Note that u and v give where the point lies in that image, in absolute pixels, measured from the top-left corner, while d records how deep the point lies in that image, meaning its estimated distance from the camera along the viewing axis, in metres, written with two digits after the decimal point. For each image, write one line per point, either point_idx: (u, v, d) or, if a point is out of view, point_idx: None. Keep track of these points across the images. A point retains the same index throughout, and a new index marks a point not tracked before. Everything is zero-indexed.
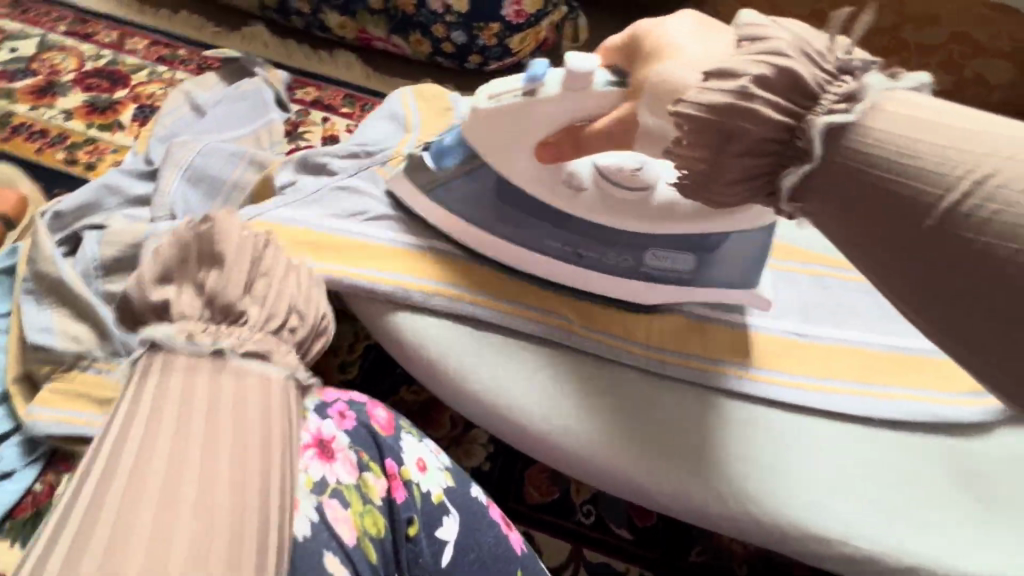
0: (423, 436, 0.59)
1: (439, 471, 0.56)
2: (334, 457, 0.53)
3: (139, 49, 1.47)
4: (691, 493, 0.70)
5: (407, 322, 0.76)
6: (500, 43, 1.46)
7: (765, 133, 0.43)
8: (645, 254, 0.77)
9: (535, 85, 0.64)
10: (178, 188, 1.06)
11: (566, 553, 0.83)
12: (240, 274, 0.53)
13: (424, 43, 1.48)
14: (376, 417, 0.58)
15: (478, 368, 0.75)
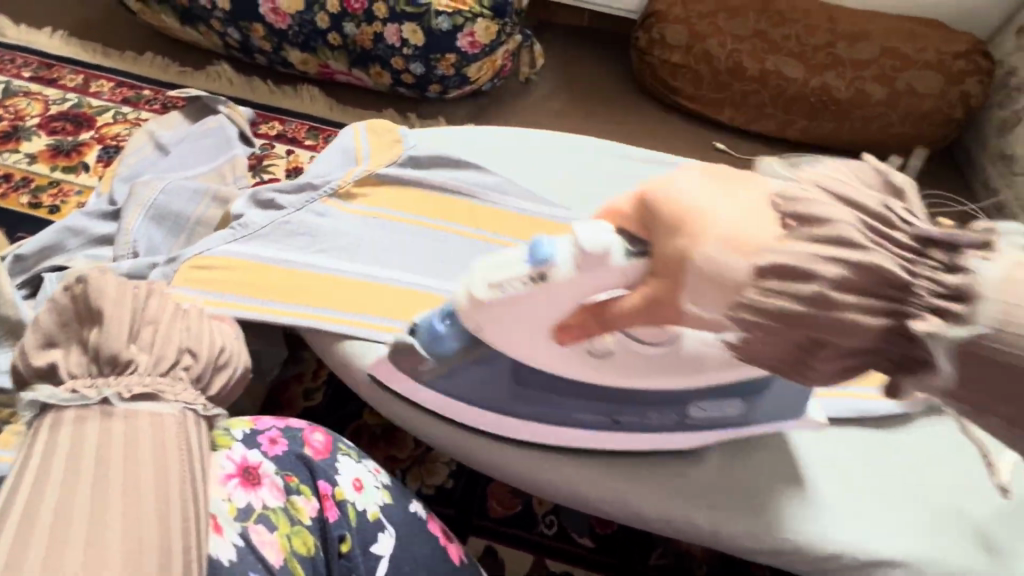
0: (362, 458, 0.61)
1: (376, 490, 0.59)
2: (261, 483, 0.55)
3: (104, 92, 1.50)
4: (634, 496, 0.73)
5: (353, 349, 0.79)
6: (458, 72, 1.52)
7: (857, 344, 0.48)
8: (688, 409, 0.73)
9: (544, 268, 0.59)
10: (141, 227, 1.09)
11: (528, 565, 0.85)
12: (123, 325, 0.56)
13: (384, 75, 1.53)
14: (313, 441, 0.60)
15: (428, 395, 0.76)
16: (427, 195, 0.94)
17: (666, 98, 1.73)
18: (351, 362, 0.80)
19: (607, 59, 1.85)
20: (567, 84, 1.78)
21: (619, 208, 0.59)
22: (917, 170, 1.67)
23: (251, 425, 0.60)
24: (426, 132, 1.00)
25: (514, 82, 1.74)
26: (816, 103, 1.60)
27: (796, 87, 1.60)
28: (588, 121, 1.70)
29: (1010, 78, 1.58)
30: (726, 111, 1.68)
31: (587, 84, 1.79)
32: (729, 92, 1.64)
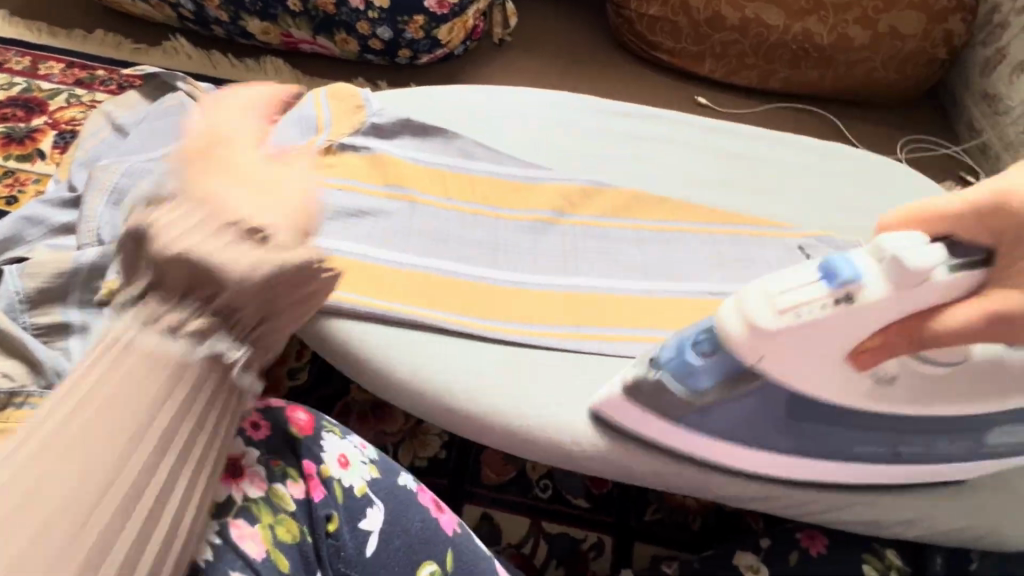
0: (347, 434, 0.60)
1: (363, 466, 0.58)
2: (243, 477, 0.54)
3: (54, 74, 1.42)
4: (615, 454, 0.71)
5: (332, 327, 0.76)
6: (427, 35, 1.45)
7: None
8: (988, 435, 0.71)
9: None
10: (105, 212, 1.04)
11: (525, 529, 0.85)
12: (257, 281, 0.52)
13: (350, 42, 1.46)
14: (296, 419, 0.59)
15: (414, 364, 0.73)
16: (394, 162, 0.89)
17: (646, 54, 1.68)
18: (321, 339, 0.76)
19: (582, 16, 1.78)
20: (543, 44, 1.72)
21: (954, 204, 0.57)
22: (900, 116, 1.65)
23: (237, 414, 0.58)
24: (388, 98, 0.98)
25: (488, 44, 1.69)
26: (797, 51, 1.56)
27: (777, 34, 1.55)
28: (565, 81, 1.65)
29: (993, 15, 1.55)
30: (707, 64, 1.63)
31: (564, 43, 1.73)
32: (710, 44, 1.59)
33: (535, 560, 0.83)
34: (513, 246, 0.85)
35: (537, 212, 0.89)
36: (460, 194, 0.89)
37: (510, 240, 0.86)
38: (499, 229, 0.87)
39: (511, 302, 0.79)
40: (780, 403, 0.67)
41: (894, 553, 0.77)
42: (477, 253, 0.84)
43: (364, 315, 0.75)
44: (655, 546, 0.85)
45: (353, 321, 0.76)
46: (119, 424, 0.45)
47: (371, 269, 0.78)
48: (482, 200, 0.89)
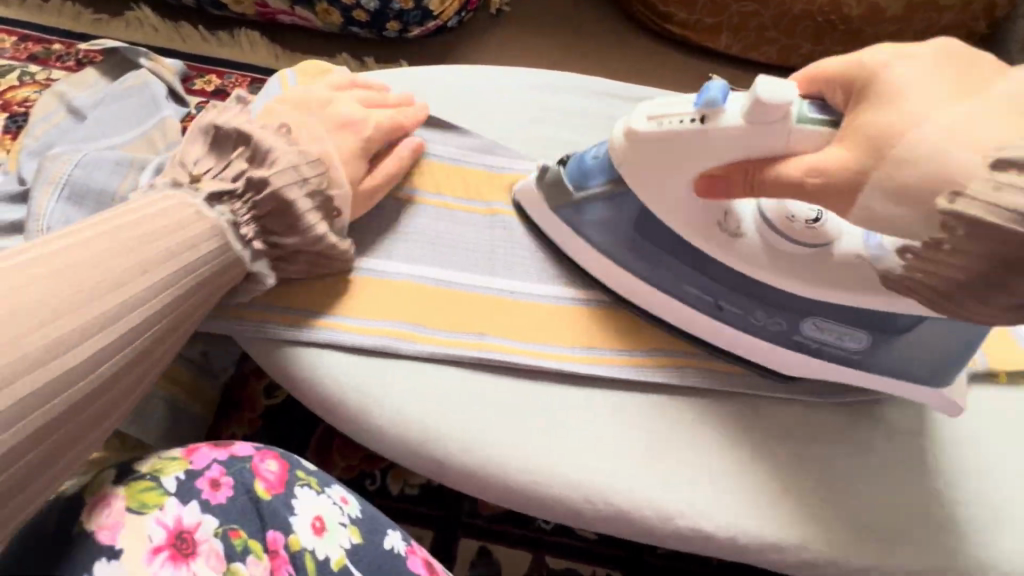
0: (325, 487, 0.50)
1: (342, 529, 0.48)
2: (196, 552, 0.42)
3: (5, 48, 1.29)
4: (638, 511, 0.60)
5: (300, 357, 0.64)
6: (418, 5, 1.31)
7: None
8: (803, 322, 0.62)
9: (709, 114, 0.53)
10: (55, 210, 0.93)
11: (527, 567, 0.77)
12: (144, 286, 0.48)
13: (332, 12, 1.32)
14: (263, 472, 0.48)
15: (397, 403, 0.63)
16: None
17: (656, 27, 1.55)
18: (294, 374, 0.64)
19: None
20: (544, 15, 1.58)
21: (826, 70, 0.50)
22: None
23: (186, 468, 0.46)
24: (371, 76, 0.84)
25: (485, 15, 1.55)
26: (823, 24, 1.42)
27: (801, 6, 1.40)
28: (569, 57, 1.52)
29: None
30: (724, 37, 1.50)
31: (568, 14, 1.59)
32: (727, 15, 1.45)
33: None
34: (515, 254, 0.71)
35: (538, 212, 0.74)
36: (452, 188, 0.74)
37: (510, 243, 0.72)
38: (496, 231, 0.72)
39: (512, 324, 0.67)
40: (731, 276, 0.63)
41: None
42: (470, 263, 0.70)
43: (338, 344, 0.64)
44: None
45: (323, 351, 0.64)
46: (87, 311, 0.43)
47: (346, 286, 0.66)
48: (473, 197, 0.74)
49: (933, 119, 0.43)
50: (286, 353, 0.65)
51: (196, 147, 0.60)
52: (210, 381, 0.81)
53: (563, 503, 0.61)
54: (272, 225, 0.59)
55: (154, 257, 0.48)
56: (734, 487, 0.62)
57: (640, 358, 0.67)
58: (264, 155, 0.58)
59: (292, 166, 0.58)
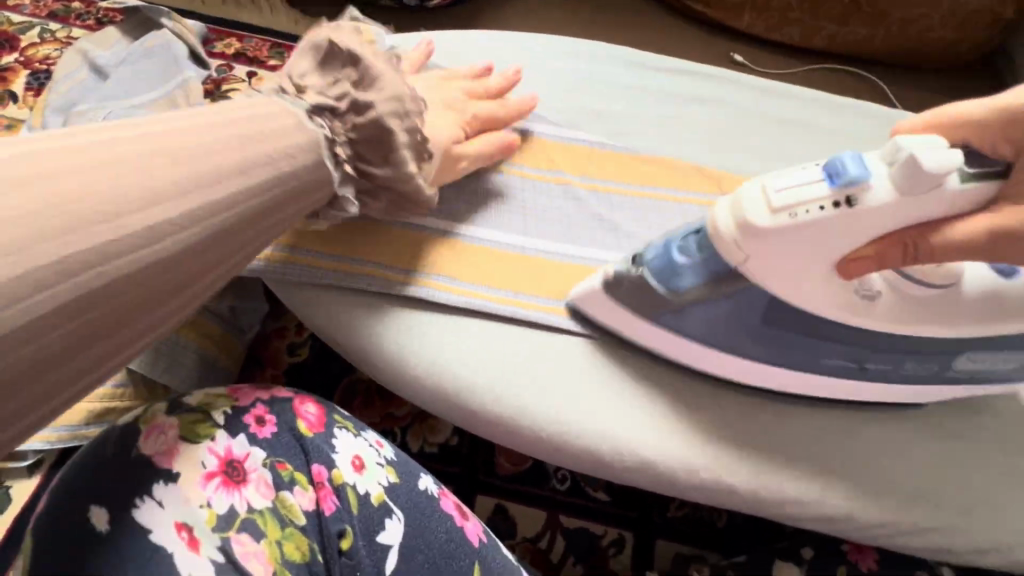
0: (362, 430, 0.52)
1: (379, 468, 0.50)
2: (246, 480, 0.45)
3: (26, 4, 1.28)
4: (667, 463, 0.60)
5: (335, 307, 0.64)
6: None
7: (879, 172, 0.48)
8: (873, 356, 0.59)
9: (855, 188, 0.46)
10: None
11: (542, 523, 0.80)
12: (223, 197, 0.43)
13: None
14: (307, 412, 0.50)
15: (434, 354, 0.62)
16: None
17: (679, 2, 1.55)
18: (325, 323, 0.64)
19: None
20: None
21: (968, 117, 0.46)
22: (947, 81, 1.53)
23: (233, 404, 0.48)
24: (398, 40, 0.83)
25: None
26: (848, 5, 1.41)
27: None
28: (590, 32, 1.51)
29: None
30: (745, 17, 1.49)
31: None
32: None
33: (551, 556, 0.79)
34: (549, 213, 0.70)
35: (564, 175, 0.72)
36: None
37: (542, 205, 0.70)
38: (529, 190, 0.71)
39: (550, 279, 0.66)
40: (766, 307, 0.55)
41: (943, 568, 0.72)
42: (497, 219, 0.69)
43: (374, 294, 0.64)
44: (678, 543, 0.80)
45: (360, 300, 0.64)
46: (138, 186, 0.38)
47: (385, 238, 0.66)
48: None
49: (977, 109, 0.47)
50: (317, 301, 0.65)
51: (303, 62, 0.57)
52: (236, 334, 0.83)
53: (595, 454, 0.60)
54: (366, 153, 0.56)
55: (256, 140, 0.46)
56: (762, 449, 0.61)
57: None
58: (372, 77, 0.55)
59: (396, 98, 0.55)
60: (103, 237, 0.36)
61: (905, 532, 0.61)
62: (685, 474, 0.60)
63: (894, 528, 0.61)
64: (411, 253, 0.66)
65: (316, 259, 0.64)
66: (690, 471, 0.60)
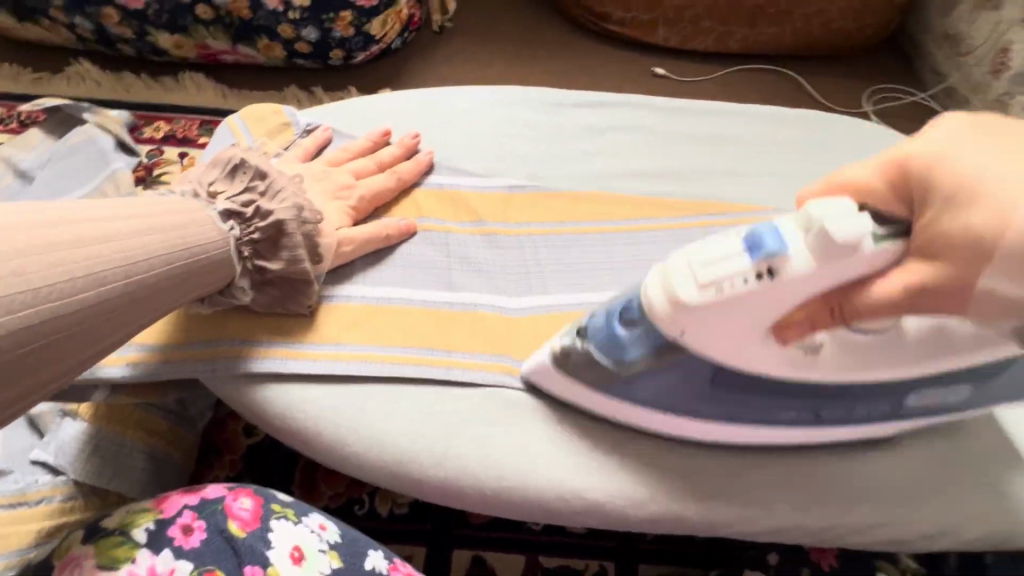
0: (302, 515, 0.52)
1: (321, 555, 0.50)
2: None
3: None
4: (613, 498, 0.60)
5: (269, 393, 0.63)
6: (359, 31, 1.34)
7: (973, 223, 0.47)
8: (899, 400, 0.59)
9: (774, 258, 0.47)
10: None
11: (521, 567, 0.79)
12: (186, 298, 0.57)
13: (275, 48, 1.33)
14: (241, 509, 0.51)
15: (374, 426, 0.62)
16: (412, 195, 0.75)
17: (597, 27, 1.62)
18: (268, 411, 0.64)
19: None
20: (486, 29, 1.63)
21: (862, 181, 0.50)
22: (857, 67, 1.62)
23: (156, 518, 0.49)
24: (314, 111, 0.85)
25: (427, 34, 1.60)
26: (754, 8, 1.49)
27: None
28: (515, 68, 1.57)
29: None
30: (660, 32, 1.57)
31: (509, 27, 1.64)
32: (662, 10, 1.52)
33: None
34: (474, 266, 0.71)
35: (487, 223, 0.74)
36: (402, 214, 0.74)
37: (468, 259, 0.71)
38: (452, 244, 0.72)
39: (482, 332, 0.66)
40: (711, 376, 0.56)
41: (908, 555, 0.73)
42: (424, 278, 0.69)
43: (307, 375, 0.64)
44: (659, 564, 0.80)
45: (295, 383, 0.64)
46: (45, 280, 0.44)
47: (315, 316, 0.66)
48: (419, 215, 0.73)
49: (968, 162, 0.45)
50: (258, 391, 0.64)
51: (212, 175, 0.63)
52: (188, 426, 0.81)
53: (541, 503, 0.60)
54: (264, 250, 0.62)
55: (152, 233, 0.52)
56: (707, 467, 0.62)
57: None
58: (276, 190, 0.62)
59: (296, 207, 0.61)
60: (24, 320, 0.42)
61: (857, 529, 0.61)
62: (635, 507, 0.60)
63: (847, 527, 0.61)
64: (344, 325, 0.65)
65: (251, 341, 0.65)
66: (638, 503, 0.60)
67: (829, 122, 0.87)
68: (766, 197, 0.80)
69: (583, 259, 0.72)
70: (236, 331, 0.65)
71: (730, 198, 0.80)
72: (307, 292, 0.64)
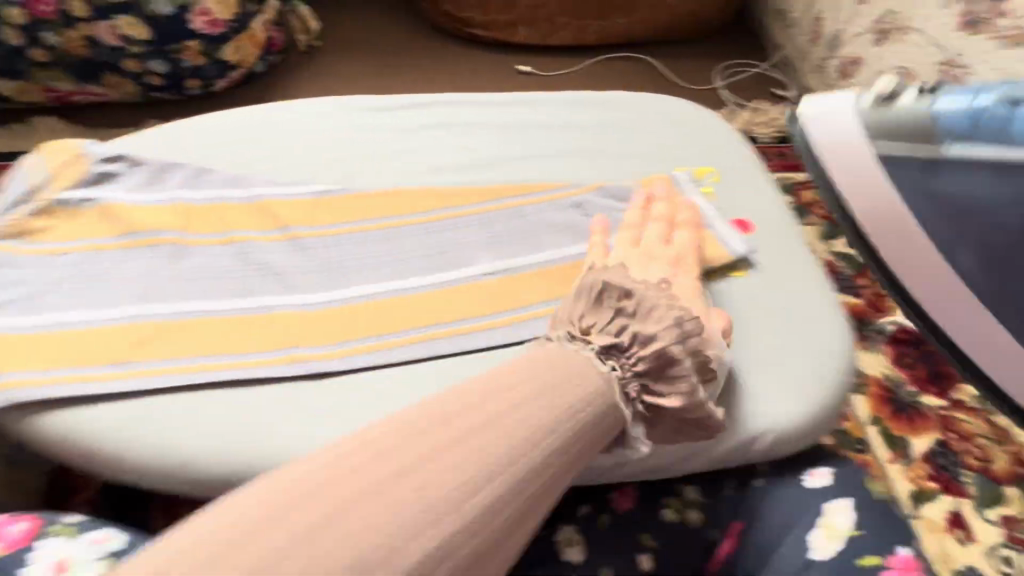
0: (83, 531, 0.60)
1: (90, 562, 0.57)
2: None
3: None
4: None
5: (46, 424, 0.62)
6: (211, 59, 1.34)
7: None
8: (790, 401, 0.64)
9: None
10: None
11: None
12: None
13: (125, 83, 1.32)
14: (14, 534, 0.58)
15: (156, 438, 0.61)
16: (211, 208, 0.76)
17: (461, 33, 1.67)
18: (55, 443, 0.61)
19: (390, 12, 1.75)
20: (353, 45, 1.66)
21: None
22: (709, 46, 1.73)
23: None
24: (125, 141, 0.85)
25: (295, 55, 1.62)
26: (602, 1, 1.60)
27: None
28: (384, 79, 1.60)
29: None
30: (521, 31, 1.65)
31: (377, 41, 1.68)
32: (518, 10, 1.61)
33: None
34: (270, 271, 0.72)
35: (288, 227, 0.76)
36: (198, 228, 0.75)
37: (264, 266, 0.72)
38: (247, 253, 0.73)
39: (276, 332, 0.68)
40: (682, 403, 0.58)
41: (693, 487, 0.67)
42: (218, 289, 0.70)
43: (89, 398, 0.63)
44: None
45: (74, 410, 0.62)
46: None
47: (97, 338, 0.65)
48: (223, 228, 0.75)
49: None
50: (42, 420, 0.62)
51: None
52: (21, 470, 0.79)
53: None
54: None
55: None
56: None
57: (399, 334, 0.68)
58: None
59: None
60: None
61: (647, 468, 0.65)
62: None
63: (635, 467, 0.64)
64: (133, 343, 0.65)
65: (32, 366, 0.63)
66: None
67: (629, 97, 0.93)
68: (570, 171, 0.85)
69: (378, 253, 0.74)
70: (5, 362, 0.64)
71: (534, 176, 0.84)
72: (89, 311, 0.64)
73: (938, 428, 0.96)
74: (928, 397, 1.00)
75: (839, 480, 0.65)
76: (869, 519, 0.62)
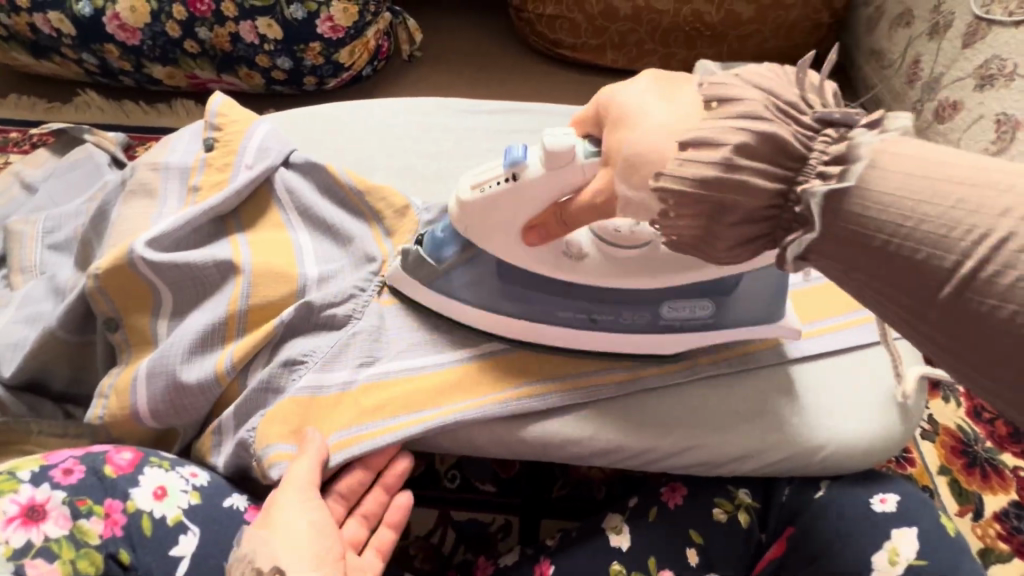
0: (175, 466, 0.68)
1: (183, 494, 0.66)
2: (46, 517, 0.61)
3: None
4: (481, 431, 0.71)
5: (171, 352, 0.71)
6: (329, 60, 1.50)
7: (759, 203, 0.45)
8: (660, 307, 0.71)
9: (517, 166, 0.62)
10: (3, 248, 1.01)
11: (433, 520, 0.87)
12: None
13: (254, 76, 1.50)
14: (120, 457, 0.66)
15: (269, 377, 0.71)
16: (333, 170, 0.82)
17: (552, 53, 1.76)
18: (213, 403, 0.73)
19: (489, 29, 1.87)
20: (450, 56, 1.80)
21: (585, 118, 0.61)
22: None
23: (40, 463, 0.64)
24: (284, 118, 0.94)
25: (398, 60, 1.77)
26: (692, 31, 1.63)
27: (669, 18, 1.62)
28: (475, 88, 1.72)
29: None
30: (610, 54, 1.71)
31: (472, 54, 1.80)
32: (608, 35, 1.66)
33: (443, 549, 0.85)
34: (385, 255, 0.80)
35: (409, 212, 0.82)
36: (325, 195, 0.83)
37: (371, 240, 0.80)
38: (361, 232, 0.81)
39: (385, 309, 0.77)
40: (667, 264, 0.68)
41: (747, 490, 0.74)
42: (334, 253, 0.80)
43: (215, 334, 0.73)
44: (561, 518, 0.88)
45: (202, 344, 0.72)
46: None
47: (228, 283, 0.75)
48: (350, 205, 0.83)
49: (659, 125, 0.52)
50: (192, 393, 0.71)
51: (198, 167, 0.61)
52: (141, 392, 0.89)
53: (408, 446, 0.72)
54: None
55: None
56: (570, 409, 0.71)
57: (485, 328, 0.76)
58: None
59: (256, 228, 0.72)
60: None
61: (697, 461, 0.71)
62: (497, 435, 0.71)
63: (684, 457, 0.71)
64: (264, 286, 0.74)
65: (184, 320, 0.74)
66: (498, 440, 0.71)
67: None
68: None
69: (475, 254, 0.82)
70: (144, 304, 0.74)
71: None
72: (226, 274, 0.75)
73: (1016, 488, 0.92)
74: (1007, 456, 0.94)
75: (905, 507, 0.70)
76: (932, 547, 0.67)
